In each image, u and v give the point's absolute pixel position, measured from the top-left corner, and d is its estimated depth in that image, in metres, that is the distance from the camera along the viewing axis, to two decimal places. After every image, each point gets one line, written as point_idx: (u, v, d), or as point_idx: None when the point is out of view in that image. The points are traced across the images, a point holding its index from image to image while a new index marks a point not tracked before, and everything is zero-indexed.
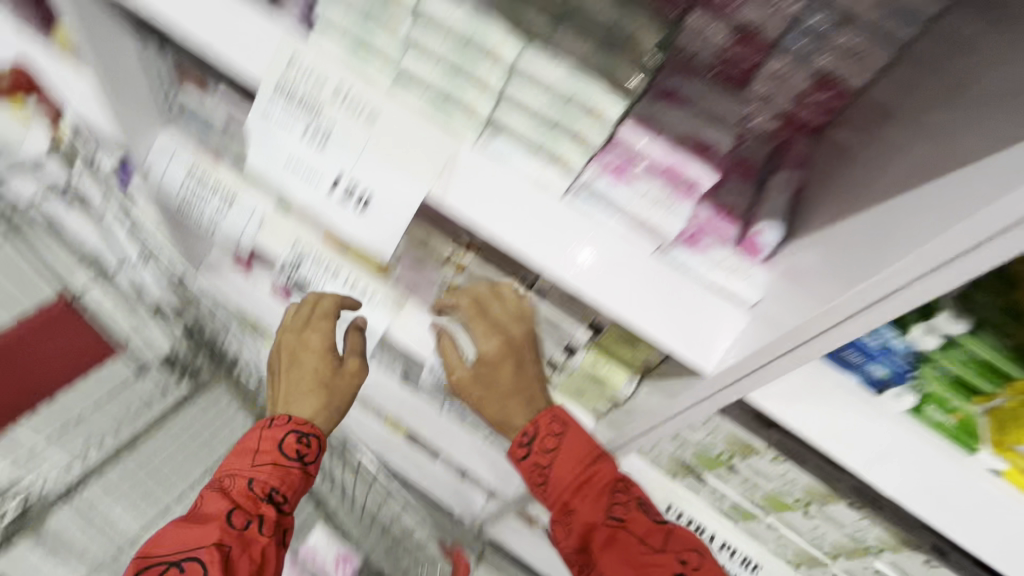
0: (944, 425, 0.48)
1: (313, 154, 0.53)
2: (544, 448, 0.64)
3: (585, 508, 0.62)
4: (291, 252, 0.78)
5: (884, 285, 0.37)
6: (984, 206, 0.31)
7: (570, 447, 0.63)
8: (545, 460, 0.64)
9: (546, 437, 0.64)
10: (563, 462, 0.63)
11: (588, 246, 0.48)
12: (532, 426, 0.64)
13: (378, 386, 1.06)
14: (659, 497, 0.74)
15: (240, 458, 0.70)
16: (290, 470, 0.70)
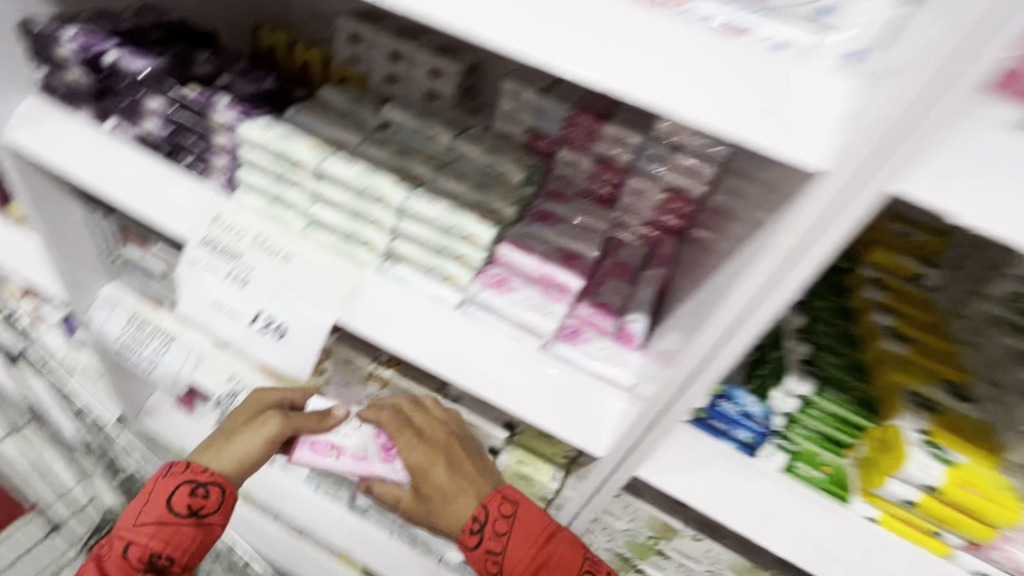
0: (816, 478, 0.51)
1: (233, 293, 0.58)
2: (496, 537, 0.54)
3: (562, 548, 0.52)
4: (227, 386, 0.83)
5: (651, 418, 0.47)
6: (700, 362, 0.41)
7: (523, 524, 0.54)
8: (495, 562, 0.54)
9: (496, 522, 0.54)
10: (517, 547, 0.53)
11: (469, 338, 0.55)
12: (480, 510, 0.55)
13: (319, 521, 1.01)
14: None
15: (125, 518, 0.56)
16: (178, 527, 0.55)
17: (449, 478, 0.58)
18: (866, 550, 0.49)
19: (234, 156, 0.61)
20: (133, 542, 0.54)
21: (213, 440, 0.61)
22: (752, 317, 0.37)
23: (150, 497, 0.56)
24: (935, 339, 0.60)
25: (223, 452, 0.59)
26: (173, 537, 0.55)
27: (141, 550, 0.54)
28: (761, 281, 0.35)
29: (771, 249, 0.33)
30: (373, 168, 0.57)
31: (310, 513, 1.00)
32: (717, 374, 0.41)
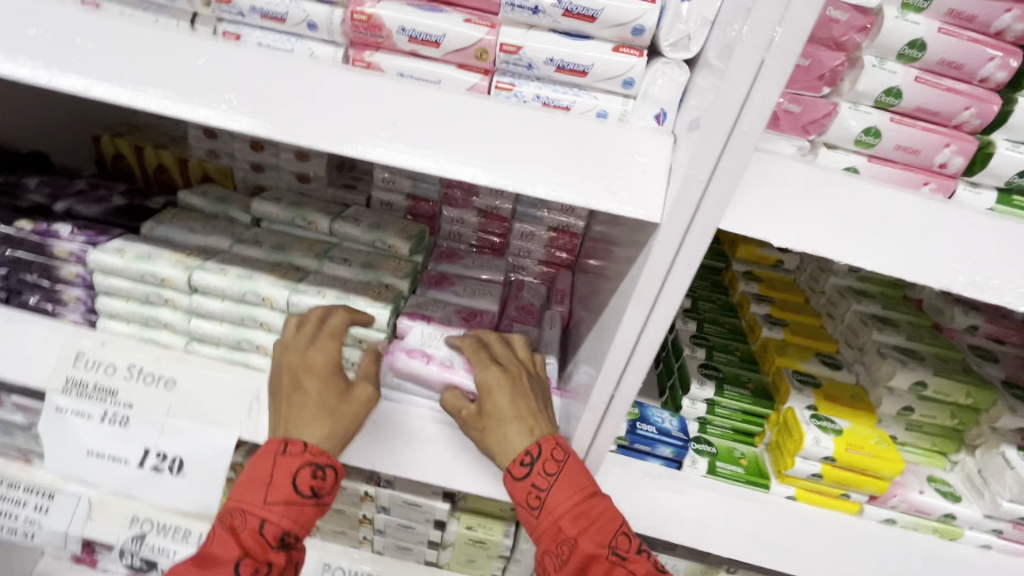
0: (737, 473, 0.55)
1: (114, 435, 0.53)
2: (540, 481, 0.45)
3: (599, 515, 0.45)
4: (130, 532, 0.73)
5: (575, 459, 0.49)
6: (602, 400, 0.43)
7: (579, 474, 0.45)
8: (534, 503, 0.46)
9: (546, 466, 0.46)
10: (562, 490, 0.45)
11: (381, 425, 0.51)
12: (535, 446, 0.46)
13: None
14: None
15: (250, 491, 0.45)
16: (304, 509, 0.46)
17: (523, 428, 0.47)
18: (793, 528, 0.52)
19: (90, 286, 0.56)
20: (267, 520, 0.45)
21: (293, 385, 0.46)
22: (640, 357, 0.39)
23: (269, 485, 0.45)
24: (803, 317, 0.68)
25: (300, 416, 0.45)
26: (300, 516, 0.46)
27: (277, 528, 0.45)
28: (640, 323, 0.38)
29: (638, 293, 0.36)
30: (250, 271, 0.54)
31: None
32: (624, 409, 0.43)
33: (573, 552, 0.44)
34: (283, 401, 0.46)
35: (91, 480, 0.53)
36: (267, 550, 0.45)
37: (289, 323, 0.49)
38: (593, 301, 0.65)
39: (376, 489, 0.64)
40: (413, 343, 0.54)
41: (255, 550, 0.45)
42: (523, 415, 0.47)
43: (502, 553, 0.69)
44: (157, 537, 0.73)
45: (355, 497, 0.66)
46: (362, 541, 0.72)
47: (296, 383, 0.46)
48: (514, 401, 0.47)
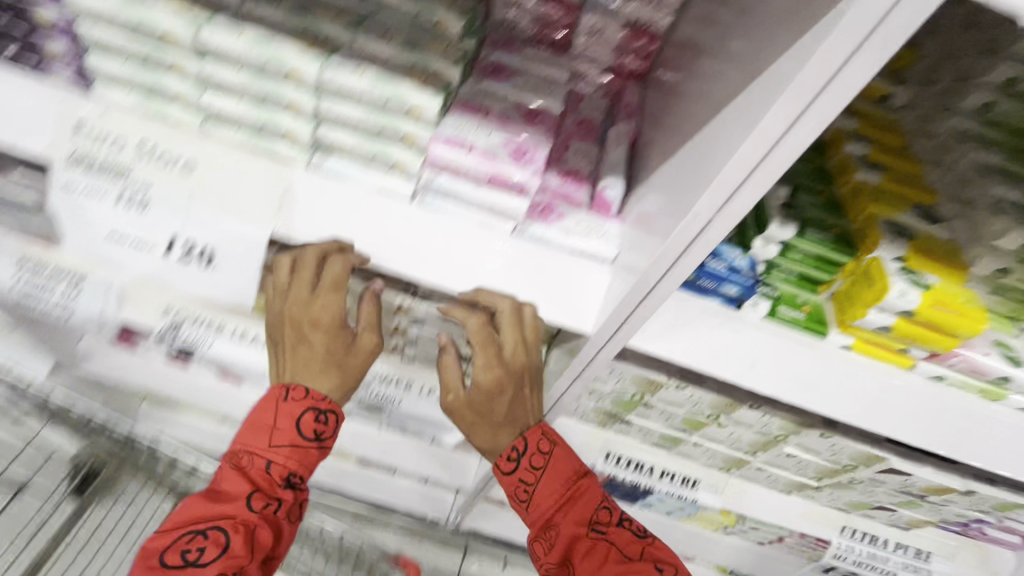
0: (798, 320, 0.52)
1: (135, 220, 0.48)
2: (531, 466, 0.63)
3: (579, 508, 0.62)
4: (164, 320, 0.74)
5: (636, 293, 0.46)
6: (699, 222, 0.39)
7: (557, 462, 0.63)
8: (528, 482, 0.63)
9: (535, 456, 0.63)
10: (547, 482, 0.62)
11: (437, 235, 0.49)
12: (518, 441, 0.62)
13: None
14: (597, 447, 0.78)
15: (255, 436, 0.53)
16: (309, 451, 0.54)
17: (504, 397, 0.60)
18: (839, 374, 0.52)
19: (73, 35, 0.47)
20: (273, 460, 0.53)
21: (299, 338, 0.52)
22: (765, 171, 0.35)
23: (274, 427, 0.53)
24: (904, 164, 0.59)
25: (306, 368, 0.53)
26: (305, 458, 0.54)
27: (282, 467, 0.53)
28: (786, 123, 0.33)
29: (798, 84, 0.32)
30: (270, 34, 0.44)
31: None
32: (720, 236, 0.40)
33: (560, 536, 0.61)
34: (286, 345, 0.53)
35: (119, 264, 0.50)
36: (275, 488, 0.53)
37: (278, 262, 0.51)
38: (653, 127, 0.57)
39: (411, 303, 0.63)
40: (449, 132, 0.48)
41: (264, 487, 0.52)
42: (504, 394, 0.60)
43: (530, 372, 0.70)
44: (190, 327, 0.74)
45: (389, 308, 0.64)
46: (393, 349, 0.74)
47: (309, 333, 0.52)
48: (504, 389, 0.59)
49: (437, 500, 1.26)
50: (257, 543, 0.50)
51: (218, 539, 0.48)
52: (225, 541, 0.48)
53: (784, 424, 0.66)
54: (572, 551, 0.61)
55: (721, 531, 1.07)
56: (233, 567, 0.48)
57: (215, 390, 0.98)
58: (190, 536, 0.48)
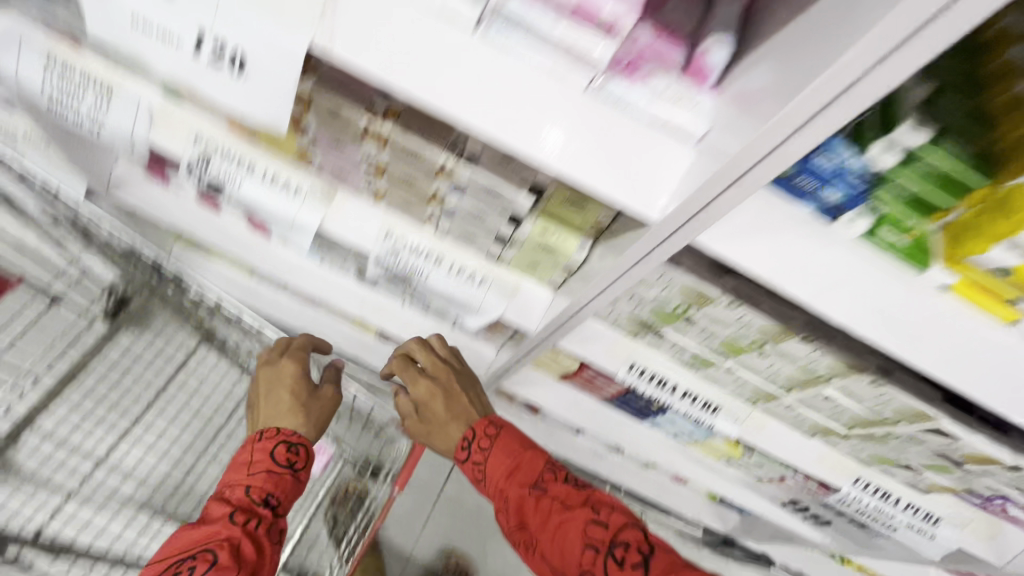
0: (896, 246, 0.45)
1: (162, 9, 0.43)
2: (480, 447, 0.82)
3: (523, 467, 0.79)
4: (194, 150, 0.69)
5: (721, 178, 0.39)
6: (829, 94, 0.31)
7: (505, 440, 0.81)
8: (479, 459, 0.81)
9: (481, 439, 0.82)
10: (494, 450, 0.81)
11: (503, 81, 0.43)
12: (470, 429, 0.84)
13: (334, 288, 1.03)
14: (623, 357, 0.75)
15: (237, 471, 0.66)
16: (284, 478, 0.67)
17: (453, 410, 0.86)
18: (927, 314, 0.46)
19: None
20: (252, 485, 0.65)
21: (269, 393, 0.76)
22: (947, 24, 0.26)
23: (252, 461, 0.67)
24: None
25: (277, 410, 0.73)
26: (281, 485, 0.67)
27: (262, 491, 0.65)
28: None
29: None
30: None
31: (322, 282, 1.03)
32: (851, 113, 0.31)
33: (512, 502, 0.77)
34: (258, 402, 0.76)
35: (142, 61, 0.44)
36: (256, 508, 0.64)
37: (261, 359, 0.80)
38: None
39: (455, 164, 0.57)
40: None
41: (246, 510, 0.63)
42: (453, 393, 0.88)
43: (568, 266, 0.66)
44: (220, 163, 0.69)
45: (430, 169, 0.58)
46: (428, 219, 0.69)
47: (280, 386, 0.76)
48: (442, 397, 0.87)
49: None
50: (240, 552, 0.59)
51: (208, 556, 0.57)
52: (214, 557, 0.57)
53: (833, 365, 0.61)
54: (523, 514, 0.75)
55: (722, 460, 1.08)
56: None
57: (247, 238, 0.97)
58: (188, 558, 0.57)
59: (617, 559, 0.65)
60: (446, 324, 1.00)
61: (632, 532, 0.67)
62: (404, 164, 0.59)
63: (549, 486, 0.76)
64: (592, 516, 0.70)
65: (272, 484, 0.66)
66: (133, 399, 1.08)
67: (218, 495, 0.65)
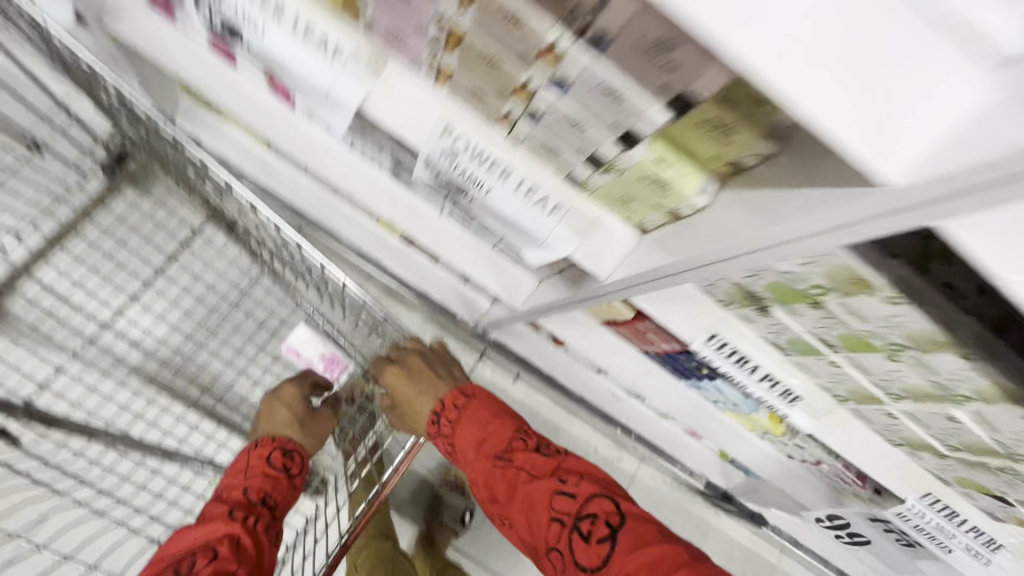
0: None
1: None
2: (449, 419, 0.80)
3: (491, 436, 0.75)
4: None
5: None
6: None
7: (474, 408, 0.79)
8: (448, 432, 0.79)
9: (449, 411, 0.80)
10: (460, 420, 0.78)
11: None
12: (439, 406, 0.82)
13: (365, 181, 0.88)
14: (703, 325, 0.62)
15: (236, 479, 0.76)
16: (280, 483, 0.77)
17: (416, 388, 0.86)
18: None
19: None
20: (250, 487, 0.74)
21: (271, 412, 0.89)
22: None
23: (249, 470, 0.77)
24: None
25: (275, 424, 0.87)
26: (278, 489, 0.77)
27: (260, 491, 0.74)
28: None
29: None
30: None
31: (351, 173, 0.88)
32: None
33: (477, 474, 0.75)
34: (265, 419, 0.90)
35: None
36: (252, 506, 0.72)
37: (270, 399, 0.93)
38: None
39: (569, 47, 0.39)
40: None
41: (243, 506, 0.71)
42: (419, 374, 0.89)
43: (672, 211, 0.51)
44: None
45: (529, 48, 0.41)
46: (502, 119, 0.53)
47: (278, 410, 0.89)
48: (404, 377, 0.88)
49: (472, 299, 1.23)
50: (239, 546, 0.66)
51: (208, 548, 0.64)
52: (213, 547, 0.65)
53: (987, 390, 0.48)
54: (490, 486, 0.73)
55: (759, 433, 1.00)
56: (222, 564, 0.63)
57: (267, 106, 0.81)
58: (188, 550, 0.64)
59: (584, 535, 0.63)
60: (488, 243, 0.87)
61: (603, 504, 0.64)
62: (492, 35, 0.42)
63: (516, 454, 0.73)
64: (561, 488, 0.67)
65: (271, 485, 0.76)
66: (140, 264, 1.06)
67: (216, 498, 0.73)
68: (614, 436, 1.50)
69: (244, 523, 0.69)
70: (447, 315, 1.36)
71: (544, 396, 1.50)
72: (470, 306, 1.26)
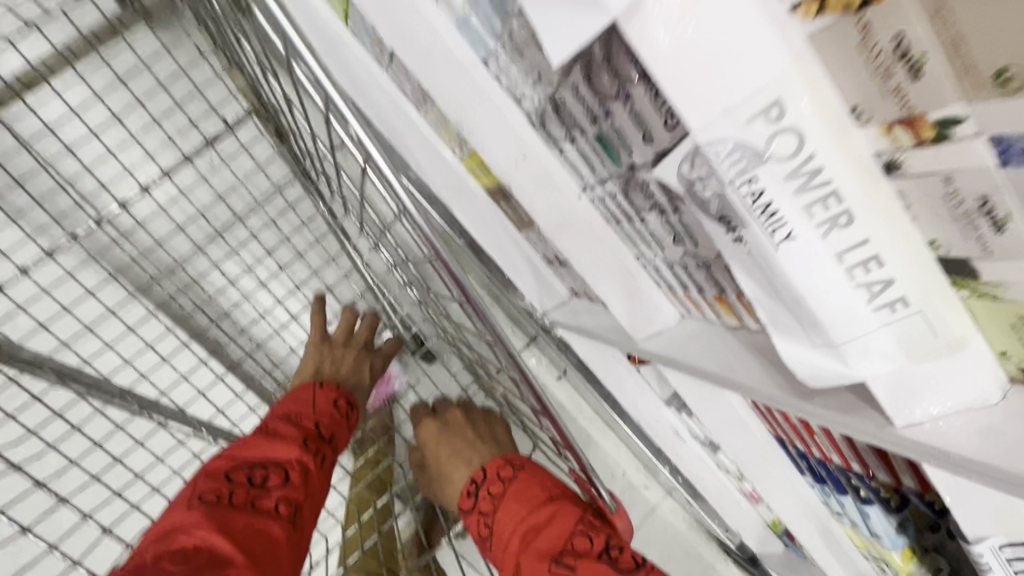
0: None
1: None
2: (490, 494, 0.59)
3: (546, 535, 0.52)
4: None
5: None
6: None
7: (525, 484, 0.57)
8: (487, 511, 0.57)
9: (492, 484, 0.59)
10: (510, 500, 0.56)
11: None
12: (477, 475, 0.61)
13: (490, 125, 0.58)
14: (1014, 531, 0.38)
15: (299, 403, 0.63)
16: (344, 424, 0.65)
17: (448, 454, 0.66)
18: None
19: None
20: (319, 420, 0.62)
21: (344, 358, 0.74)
22: None
23: (314, 401, 0.64)
24: None
25: (339, 370, 0.72)
26: (342, 433, 0.64)
27: (327, 426, 0.62)
28: None
29: None
30: None
31: (463, 100, 0.57)
32: None
33: None
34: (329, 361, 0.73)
35: None
36: (321, 438, 0.60)
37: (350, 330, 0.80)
38: None
39: None
40: None
41: (311, 435, 0.59)
42: (455, 429, 0.69)
43: None
44: None
45: None
46: (919, 121, 0.25)
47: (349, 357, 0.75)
48: (442, 434, 0.69)
49: (551, 283, 0.99)
50: (309, 475, 0.56)
51: (277, 473, 0.54)
52: (283, 475, 0.55)
53: None
54: None
55: (868, 556, 0.80)
56: (292, 499, 0.54)
57: None
58: (255, 469, 0.54)
59: None
60: (637, 250, 0.62)
61: None
62: None
63: (578, 562, 0.48)
64: None
65: (338, 427, 0.63)
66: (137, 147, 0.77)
67: (280, 415, 0.61)
68: (648, 463, 1.33)
69: (324, 453, 0.59)
70: (506, 290, 1.11)
71: (585, 401, 1.31)
72: (544, 291, 1.02)
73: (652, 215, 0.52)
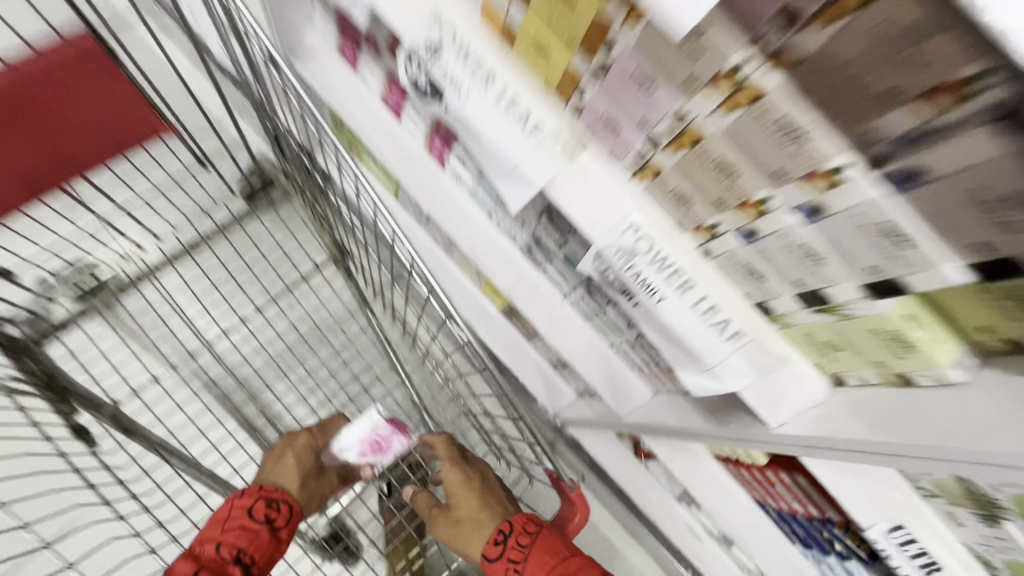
0: None
1: None
2: (518, 544, 0.66)
3: None
4: (427, 36, 0.50)
5: None
6: None
7: (550, 544, 0.64)
8: (516, 560, 0.64)
9: (518, 535, 0.66)
10: (536, 555, 0.64)
11: None
12: (506, 525, 0.68)
13: (492, 254, 0.83)
14: (893, 514, 0.50)
15: (212, 526, 0.60)
16: (260, 535, 0.61)
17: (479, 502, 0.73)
18: None
19: None
20: (222, 542, 0.58)
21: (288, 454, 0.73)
22: None
23: (225, 518, 0.61)
24: None
25: (279, 472, 0.70)
26: (257, 545, 0.60)
27: (232, 547, 0.58)
28: None
29: None
30: None
31: (475, 241, 0.83)
32: None
33: None
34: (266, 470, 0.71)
35: None
36: (222, 565, 0.57)
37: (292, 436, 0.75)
38: None
39: (856, 177, 0.33)
40: None
41: (210, 565, 0.57)
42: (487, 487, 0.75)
43: (902, 374, 0.43)
44: (451, 60, 0.49)
45: (794, 168, 0.36)
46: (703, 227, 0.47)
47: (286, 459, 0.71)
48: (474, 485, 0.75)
49: (559, 388, 1.16)
50: None
51: None
52: None
53: None
54: None
55: None
56: None
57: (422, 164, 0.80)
58: None
59: None
60: (609, 340, 0.81)
61: None
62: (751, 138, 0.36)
63: None
64: None
65: (250, 541, 0.60)
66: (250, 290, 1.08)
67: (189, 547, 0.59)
68: None
69: None
70: (524, 399, 1.28)
71: (607, 510, 1.36)
72: (554, 395, 1.19)
73: (610, 308, 0.73)
